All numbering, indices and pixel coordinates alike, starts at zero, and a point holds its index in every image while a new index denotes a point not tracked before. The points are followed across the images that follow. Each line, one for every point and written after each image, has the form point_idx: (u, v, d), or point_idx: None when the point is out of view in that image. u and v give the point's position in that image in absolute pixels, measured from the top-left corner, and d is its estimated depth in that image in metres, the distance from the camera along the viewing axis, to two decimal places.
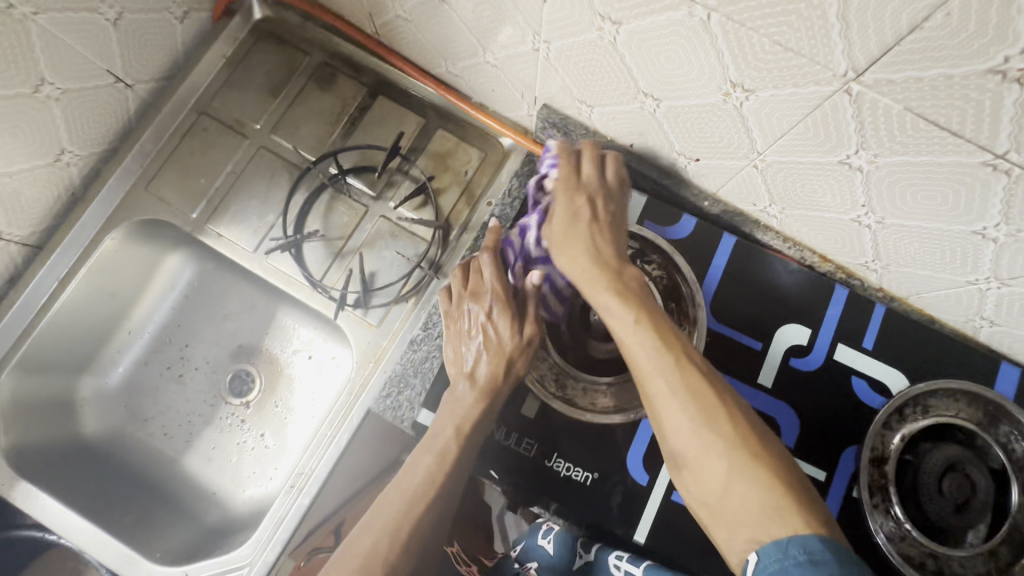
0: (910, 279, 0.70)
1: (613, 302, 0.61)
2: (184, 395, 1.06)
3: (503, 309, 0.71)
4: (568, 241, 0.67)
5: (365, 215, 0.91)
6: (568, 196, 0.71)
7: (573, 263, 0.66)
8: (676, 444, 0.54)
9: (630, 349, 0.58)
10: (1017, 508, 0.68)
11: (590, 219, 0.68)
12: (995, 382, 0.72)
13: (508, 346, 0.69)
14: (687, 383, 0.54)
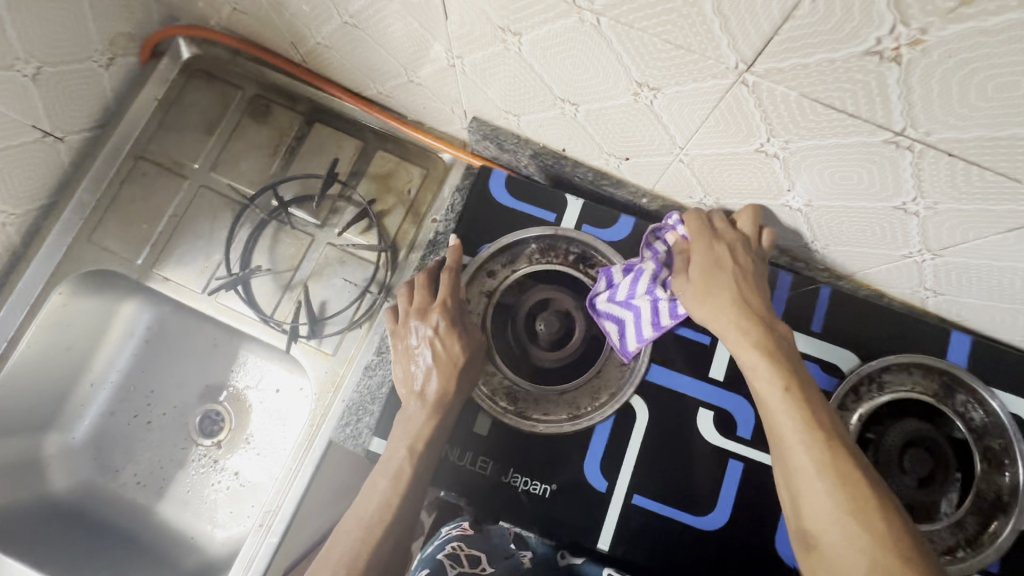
0: (851, 258, 0.70)
1: (762, 365, 0.58)
2: (153, 441, 1.05)
3: (445, 323, 0.69)
4: (704, 298, 0.63)
5: (311, 244, 0.90)
6: (705, 247, 0.66)
7: (717, 318, 0.62)
8: (811, 516, 0.51)
9: (772, 416, 0.56)
10: (978, 477, 0.69)
11: (735, 275, 0.64)
12: (947, 352, 0.72)
13: (455, 360, 0.67)
14: (837, 459, 0.51)
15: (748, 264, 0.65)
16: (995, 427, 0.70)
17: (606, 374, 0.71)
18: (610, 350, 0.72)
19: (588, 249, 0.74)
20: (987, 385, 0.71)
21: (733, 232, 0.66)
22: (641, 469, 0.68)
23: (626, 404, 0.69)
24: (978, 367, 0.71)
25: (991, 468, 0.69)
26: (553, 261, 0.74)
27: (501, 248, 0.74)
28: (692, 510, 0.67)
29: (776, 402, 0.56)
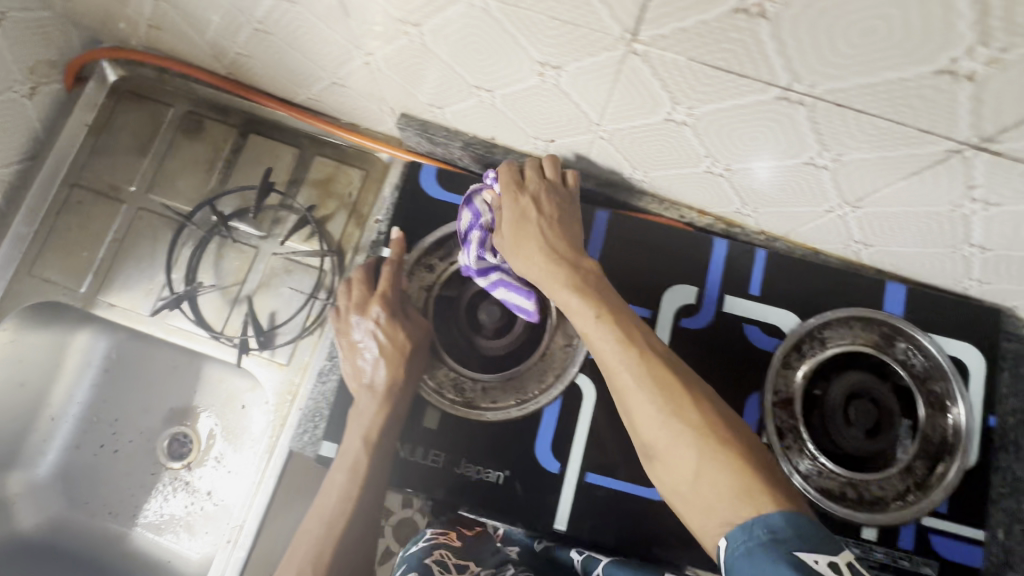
0: (782, 218, 0.70)
1: (572, 299, 0.59)
2: (122, 469, 1.04)
3: (387, 314, 0.71)
4: (519, 244, 0.65)
5: (255, 255, 0.89)
6: (510, 199, 0.67)
7: (532, 265, 0.63)
8: (643, 435, 0.51)
9: (595, 347, 0.56)
10: (923, 421, 0.71)
11: (540, 217, 0.65)
12: (883, 303, 0.74)
13: (399, 348, 0.70)
14: (652, 371, 0.52)
15: (552, 208, 0.67)
16: (936, 371, 0.72)
17: (550, 357, 0.71)
18: (554, 333, 0.72)
19: None
20: (925, 332, 0.72)
21: (536, 179, 0.68)
22: (592, 446, 0.68)
23: (572, 384, 0.70)
24: (912, 314, 0.73)
25: (935, 411, 0.71)
26: None
27: (435, 242, 0.74)
28: (645, 483, 0.68)
29: (596, 333, 0.56)
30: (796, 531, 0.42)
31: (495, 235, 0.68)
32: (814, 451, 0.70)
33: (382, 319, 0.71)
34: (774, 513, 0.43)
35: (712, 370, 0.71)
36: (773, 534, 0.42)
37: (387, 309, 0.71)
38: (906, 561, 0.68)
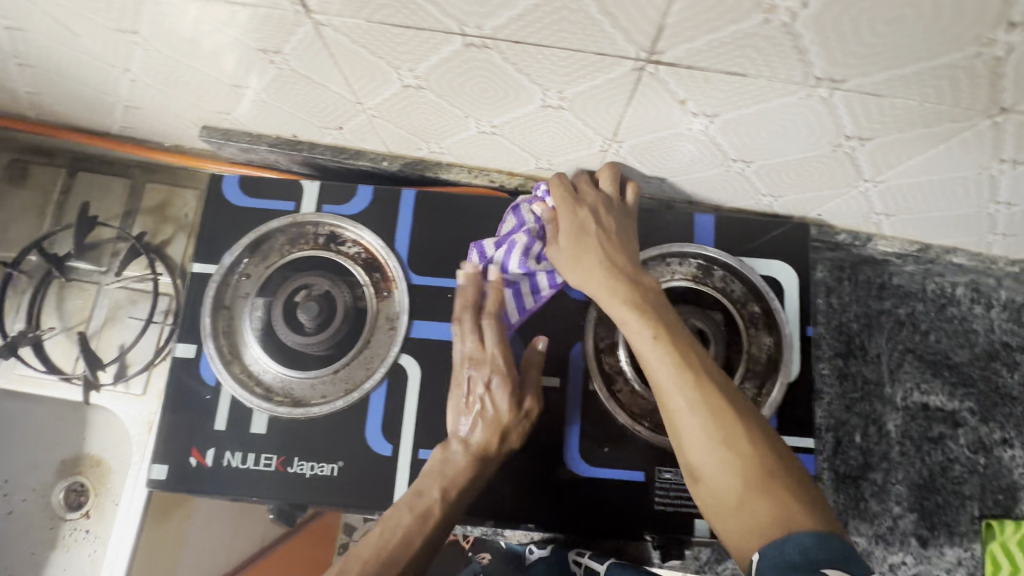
0: (577, 167, 0.71)
1: (631, 317, 0.58)
2: (20, 529, 1.02)
3: (496, 380, 0.66)
4: (574, 262, 0.64)
5: (98, 292, 0.88)
6: (568, 211, 0.65)
7: (588, 282, 0.63)
8: (694, 455, 0.52)
9: (648, 367, 0.56)
10: (746, 343, 0.72)
11: (598, 231, 0.64)
12: (696, 235, 0.75)
13: (506, 423, 0.66)
14: (709, 398, 0.53)
15: (611, 222, 0.64)
16: (754, 293, 0.74)
17: (374, 343, 0.71)
18: (376, 319, 0.72)
19: (335, 228, 0.74)
20: (738, 257, 0.74)
21: (591, 192, 0.66)
22: (423, 422, 0.68)
23: (396, 364, 0.70)
24: (724, 241, 0.75)
25: (758, 331, 0.73)
26: (304, 247, 0.73)
27: (246, 247, 0.73)
28: None
29: (647, 350, 0.56)
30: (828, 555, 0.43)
31: (551, 244, 0.66)
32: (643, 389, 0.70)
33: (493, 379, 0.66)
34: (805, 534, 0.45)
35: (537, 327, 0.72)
36: (806, 554, 0.43)
37: (502, 372, 0.66)
38: None
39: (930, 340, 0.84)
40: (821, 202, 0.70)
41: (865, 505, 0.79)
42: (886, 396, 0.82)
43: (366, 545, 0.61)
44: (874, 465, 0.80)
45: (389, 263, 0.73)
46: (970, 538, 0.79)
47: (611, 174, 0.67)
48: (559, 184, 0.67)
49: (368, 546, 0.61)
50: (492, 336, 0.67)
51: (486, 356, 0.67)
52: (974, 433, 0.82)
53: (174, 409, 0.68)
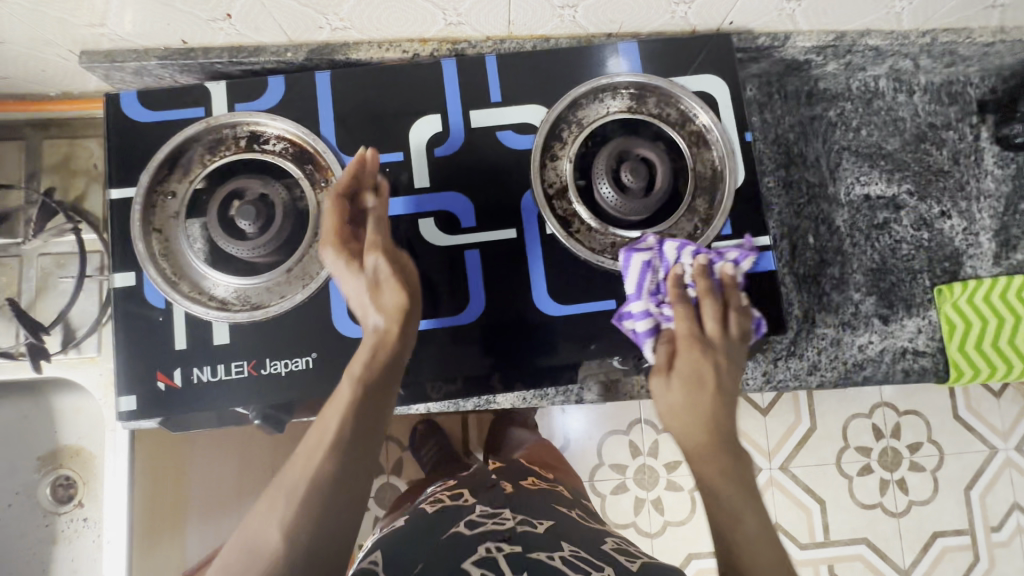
0: (488, 12, 0.68)
1: (700, 431, 0.58)
2: (16, 533, 0.99)
3: (341, 258, 0.60)
4: (665, 407, 0.60)
5: (21, 263, 0.81)
6: (692, 349, 0.61)
7: (680, 402, 0.59)
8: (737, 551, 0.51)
9: (705, 472, 0.55)
10: (691, 161, 0.72)
11: (713, 385, 0.60)
12: (621, 63, 0.72)
13: (375, 284, 0.59)
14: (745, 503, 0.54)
15: (724, 372, 0.61)
16: (690, 112, 0.73)
17: (322, 234, 0.68)
18: (319, 210, 0.69)
19: (254, 127, 0.69)
20: (667, 78, 0.72)
21: (717, 337, 0.62)
22: None
23: None
24: (650, 66, 0.72)
25: (700, 148, 0.72)
26: (227, 153, 0.69)
27: (163, 163, 0.68)
28: (451, 313, 0.68)
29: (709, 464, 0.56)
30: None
31: (658, 376, 0.62)
32: (599, 226, 0.70)
33: (342, 255, 0.60)
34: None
35: (484, 183, 0.69)
36: None
37: (344, 256, 0.60)
38: None
39: (863, 136, 0.87)
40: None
41: (827, 298, 0.83)
42: (830, 196, 0.85)
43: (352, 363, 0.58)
44: (830, 260, 0.84)
45: (319, 150, 0.69)
46: (925, 306, 0.84)
47: (739, 329, 0.63)
48: (699, 279, 0.63)
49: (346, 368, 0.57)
50: (333, 220, 0.61)
51: (328, 240, 0.61)
52: (916, 212, 0.86)
53: (128, 340, 0.65)
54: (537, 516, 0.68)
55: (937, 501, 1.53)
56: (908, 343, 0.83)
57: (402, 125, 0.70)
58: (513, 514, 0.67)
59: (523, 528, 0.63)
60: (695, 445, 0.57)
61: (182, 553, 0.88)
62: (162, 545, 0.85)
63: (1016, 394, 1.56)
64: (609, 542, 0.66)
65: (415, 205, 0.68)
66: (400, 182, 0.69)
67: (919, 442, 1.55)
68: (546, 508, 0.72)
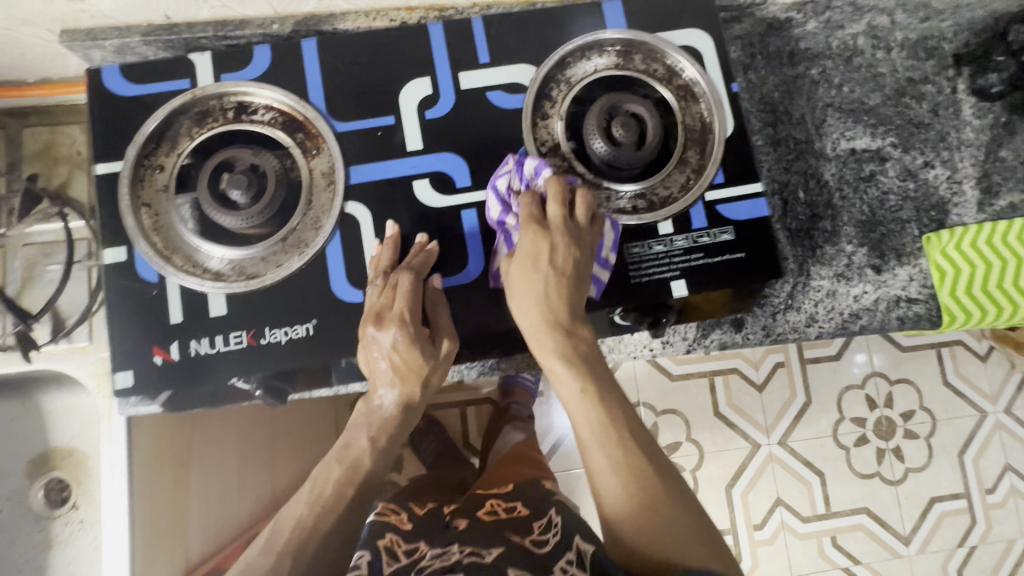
0: None
1: (565, 371, 0.59)
2: (8, 541, 0.95)
3: (404, 334, 0.61)
4: (511, 291, 0.61)
5: (6, 253, 0.79)
6: (532, 230, 0.61)
7: (522, 292, 0.60)
8: (618, 521, 0.56)
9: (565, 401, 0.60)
10: (681, 114, 0.72)
11: (553, 260, 0.60)
12: (607, 21, 0.73)
13: (416, 372, 0.61)
14: (632, 464, 0.57)
15: (566, 259, 0.60)
16: (676, 67, 0.73)
17: (316, 201, 0.67)
18: (312, 178, 0.68)
19: (241, 98, 0.69)
20: (652, 34, 0.73)
21: (561, 222, 0.61)
22: None
23: (343, 214, 0.67)
24: (636, 22, 0.73)
25: (689, 101, 0.73)
26: (214, 125, 0.68)
27: (149, 137, 0.67)
28: (451, 274, 0.67)
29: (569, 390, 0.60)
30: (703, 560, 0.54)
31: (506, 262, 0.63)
32: (593, 181, 0.70)
33: (403, 334, 0.61)
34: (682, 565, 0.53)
35: (478, 143, 0.69)
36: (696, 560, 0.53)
37: (407, 327, 0.61)
38: (706, 237, 0.70)
39: (846, 92, 0.88)
40: None
41: (821, 251, 0.84)
42: (818, 151, 0.87)
43: (409, 372, 0.62)
44: (821, 214, 0.85)
45: (309, 116, 0.68)
46: (915, 254, 0.85)
47: (586, 207, 0.62)
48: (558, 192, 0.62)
49: (406, 375, 0.62)
50: (401, 291, 0.61)
51: (394, 312, 0.61)
52: (900, 163, 0.87)
53: (122, 315, 0.63)
54: (483, 551, 0.67)
55: (932, 464, 1.55)
56: (902, 291, 0.85)
57: (393, 90, 0.69)
58: (462, 548, 0.69)
59: (468, 560, 0.65)
60: (547, 353, 0.60)
61: (184, 539, 0.88)
62: (164, 531, 0.82)
63: (1001, 357, 1.60)
64: (558, 565, 0.62)
65: (410, 167, 0.68)
66: (393, 145, 0.68)
67: (912, 409, 1.57)
68: (497, 536, 0.70)
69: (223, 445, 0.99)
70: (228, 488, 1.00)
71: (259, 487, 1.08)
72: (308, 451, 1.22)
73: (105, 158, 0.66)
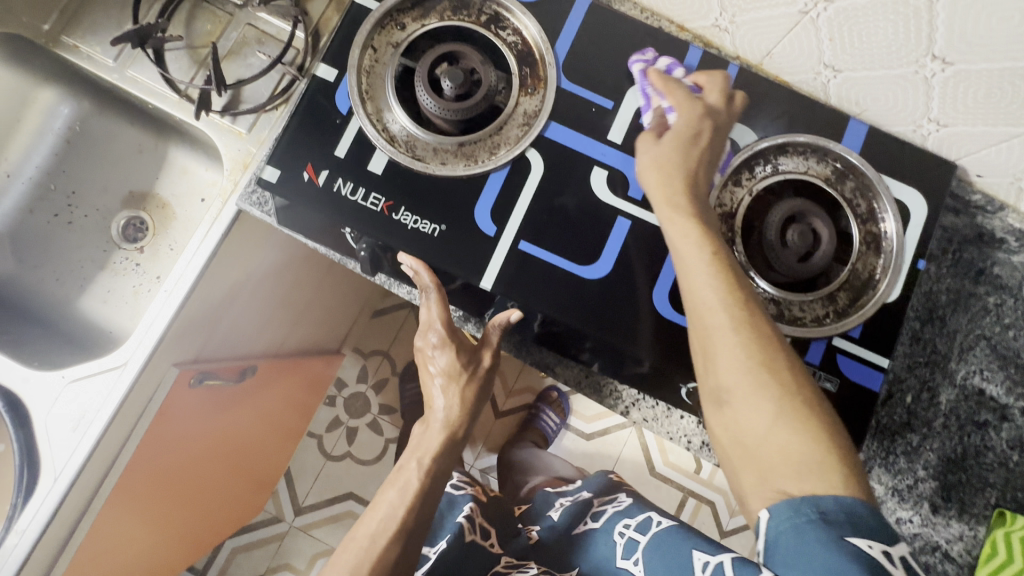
0: (756, 34, 0.70)
1: (713, 289, 0.54)
2: (74, 242, 1.03)
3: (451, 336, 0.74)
4: (655, 156, 0.62)
5: (231, 22, 0.85)
6: (680, 148, 0.61)
7: (683, 232, 0.57)
8: (729, 435, 0.53)
9: (694, 287, 0.55)
10: (855, 256, 0.70)
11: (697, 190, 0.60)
12: (844, 136, 0.72)
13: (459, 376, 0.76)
14: (768, 339, 0.53)
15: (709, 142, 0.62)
16: (879, 213, 0.71)
17: (504, 132, 0.70)
18: (514, 111, 0.70)
19: (501, 11, 0.72)
20: (877, 172, 0.71)
21: (721, 109, 0.65)
22: (533, 214, 0.68)
23: (521, 156, 0.69)
24: (868, 153, 0.72)
25: (869, 250, 0.71)
26: (464, 19, 0.72)
27: None
28: (577, 261, 0.68)
29: (702, 274, 0.55)
30: (873, 524, 0.46)
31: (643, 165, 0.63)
32: (746, 264, 0.70)
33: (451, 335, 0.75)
34: (828, 497, 0.47)
35: None
36: (824, 513, 0.46)
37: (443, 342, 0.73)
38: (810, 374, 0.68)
39: (1009, 335, 0.82)
40: (965, 153, 0.72)
41: (893, 458, 0.81)
42: (948, 370, 0.82)
43: (449, 370, 0.75)
44: (914, 426, 0.81)
45: (544, 59, 0.71)
46: (977, 519, 0.80)
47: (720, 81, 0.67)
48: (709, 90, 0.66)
49: (445, 373, 0.75)
50: (435, 308, 0.69)
51: (428, 326, 0.72)
52: (1020, 430, 0.81)
53: (302, 125, 0.68)
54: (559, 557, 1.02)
55: None
56: (943, 542, 0.80)
57: (625, 80, 0.71)
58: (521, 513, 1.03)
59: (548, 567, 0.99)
60: (686, 252, 0.57)
61: (209, 331, 0.93)
62: (199, 320, 0.87)
63: None
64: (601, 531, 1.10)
65: (598, 153, 0.70)
66: (600, 126, 0.70)
67: None
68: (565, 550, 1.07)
69: (269, 283, 1.04)
70: (252, 319, 1.06)
71: (264, 333, 1.14)
72: (297, 325, 1.29)
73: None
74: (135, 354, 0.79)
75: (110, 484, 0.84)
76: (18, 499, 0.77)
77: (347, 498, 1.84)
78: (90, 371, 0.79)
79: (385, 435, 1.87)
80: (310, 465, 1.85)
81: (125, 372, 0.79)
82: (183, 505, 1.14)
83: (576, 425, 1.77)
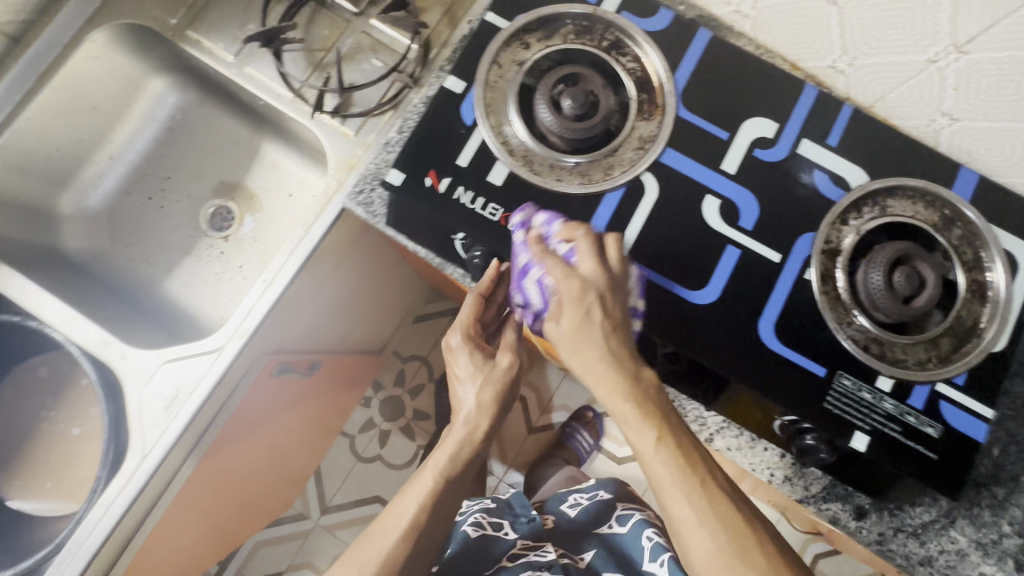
0: (874, 78, 0.71)
1: (690, 506, 0.55)
2: (163, 225, 1.06)
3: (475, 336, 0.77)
4: (565, 345, 0.60)
5: (348, 29, 0.88)
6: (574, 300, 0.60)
7: (639, 435, 0.57)
8: (676, 518, 0.56)
9: (660, 482, 0.56)
10: (960, 302, 0.70)
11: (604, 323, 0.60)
12: (954, 182, 0.73)
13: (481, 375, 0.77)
14: (730, 516, 0.55)
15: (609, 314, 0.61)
16: (986, 262, 0.72)
17: (619, 154, 0.72)
18: (630, 135, 0.72)
19: (623, 38, 0.75)
20: (985, 221, 0.72)
21: (602, 275, 0.62)
22: (643, 236, 0.70)
23: (636, 179, 0.70)
24: (977, 201, 0.73)
25: (975, 298, 0.71)
26: (587, 43, 0.74)
27: (538, 19, 0.74)
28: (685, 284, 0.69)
29: (673, 491, 0.55)
30: None
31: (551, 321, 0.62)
32: (850, 303, 0.70)
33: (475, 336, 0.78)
34: None
35: (777, 204, 0.71)
36: None
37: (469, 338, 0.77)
38: (912, 417, 0.68)
39: None
40: None
41: (977, 511, 0.79)
42: None
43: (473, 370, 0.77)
44: (1000, 480, 0.80)
45: (663, 87, 0.73)
46: None
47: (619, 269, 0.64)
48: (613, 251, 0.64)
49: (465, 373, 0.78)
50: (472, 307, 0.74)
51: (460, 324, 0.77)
52: None
53: (427, 131, 0.70)
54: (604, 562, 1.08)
55: None
56: None
57: (740, 112, 0.72)
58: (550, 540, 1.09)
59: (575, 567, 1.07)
60: (649, 459, 0.56)
61: (292, 323, 0.94)
62: (289, 312, 0.90)
63: None
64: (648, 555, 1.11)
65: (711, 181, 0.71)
66: (714, 155, 0.71)
67: None
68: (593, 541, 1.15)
69: (346, 280, 1.06)
70: (326, 314, 1.08)
71: (332, 329, 1.16)
72: (357, 323, 1.31)
73: (496, 14, 0.74)
74: (232, 339, 0.80)
75: (190, 466, 0.86)
76: (103, 473, 0.78)
77: (374, 501, 1.83)
78: (188, 353, 0.81)
79: (417, 442, 1.87)
80: (341, 464, 1.85)
81: (221, 358, 0.80)
82: (236, 496, 1.16)
83: (609, 447, 1.75)
